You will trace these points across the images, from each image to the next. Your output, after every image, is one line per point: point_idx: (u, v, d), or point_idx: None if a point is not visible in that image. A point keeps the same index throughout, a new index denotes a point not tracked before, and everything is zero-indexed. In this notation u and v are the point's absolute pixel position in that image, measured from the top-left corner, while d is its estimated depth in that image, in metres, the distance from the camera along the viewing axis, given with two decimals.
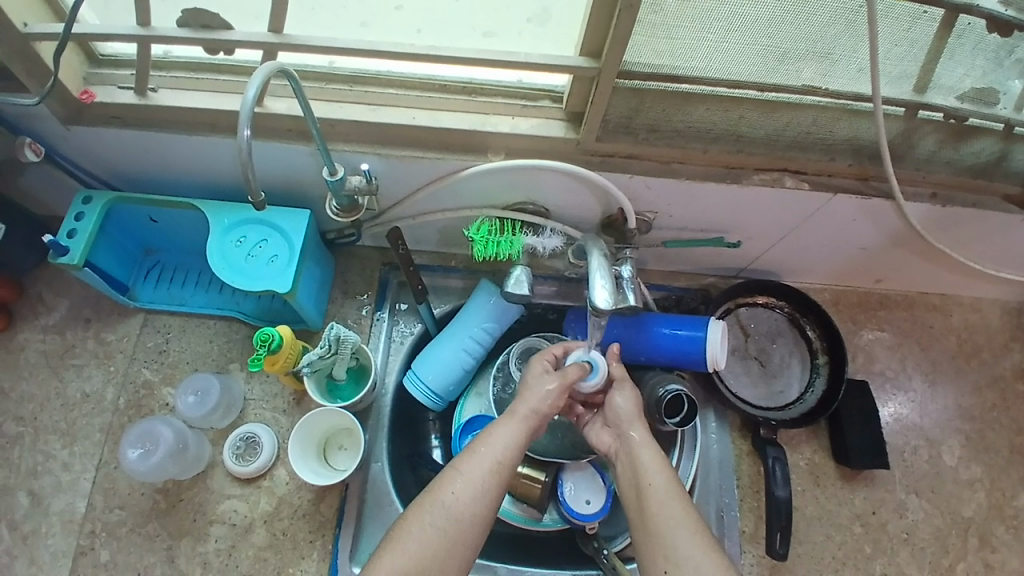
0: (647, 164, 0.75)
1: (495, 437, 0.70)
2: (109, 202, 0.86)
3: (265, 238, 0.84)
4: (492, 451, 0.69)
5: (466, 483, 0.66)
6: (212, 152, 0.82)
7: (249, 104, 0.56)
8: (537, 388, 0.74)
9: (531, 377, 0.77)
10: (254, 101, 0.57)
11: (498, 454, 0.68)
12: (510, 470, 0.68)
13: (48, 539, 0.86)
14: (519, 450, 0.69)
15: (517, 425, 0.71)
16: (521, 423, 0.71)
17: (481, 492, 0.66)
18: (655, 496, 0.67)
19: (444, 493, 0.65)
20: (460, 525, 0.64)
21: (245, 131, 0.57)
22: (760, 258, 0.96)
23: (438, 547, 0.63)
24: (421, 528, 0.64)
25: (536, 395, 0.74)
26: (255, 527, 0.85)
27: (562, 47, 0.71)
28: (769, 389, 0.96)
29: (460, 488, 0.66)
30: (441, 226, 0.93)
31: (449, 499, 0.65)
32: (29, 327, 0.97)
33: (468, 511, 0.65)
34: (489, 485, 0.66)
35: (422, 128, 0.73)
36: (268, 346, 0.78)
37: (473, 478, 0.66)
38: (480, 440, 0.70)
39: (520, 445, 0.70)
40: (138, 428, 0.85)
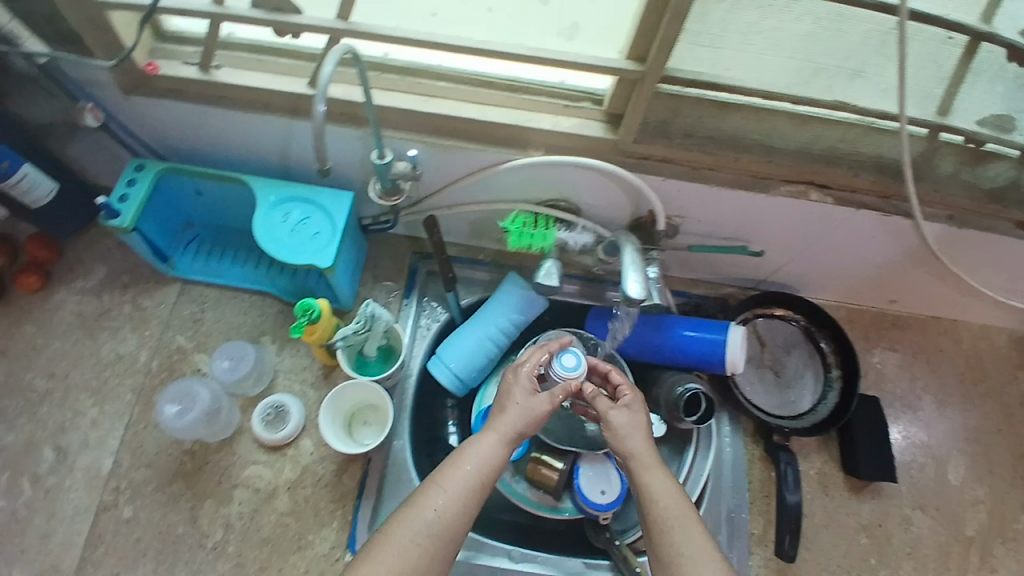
0: (680, 169, 0.78)
1: (475, 452, 0.72)
2: (161, 170, 0.90)
3: (309, 215, 0.88)
4: (473, 467, 0.70)
5: (448, 498, 0.68)
6: (264, 131, 0.86)
7: (324, 83, 0.60)
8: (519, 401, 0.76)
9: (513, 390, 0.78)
10: (328, 80, 0.61)
11: (479, 470, 0.70)
12: (491, 485, 0.71)
13: (72, 493, 0.89)
14: (501, 464, 0.71)
15: (496, 438, 0.73)
16: (504, 438, 0.73)
17: (461, 507, 0.68)
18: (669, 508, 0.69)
19: (426, 508, 0.67)
20: (440, 540, 0.66)
21: (318, 107, 0.61)
22: (778, 270, 1.00)
23: (416, 561, 0.65)
24: (401, 540, 0.66)
25: (517, 413, 0.75)
26: (278, 492, 0.88)
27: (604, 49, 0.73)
28: (782, 398, 1.00)
29: (442, 505, 0.67)
30: (475, 218, 0.97)
31: (430, 515, 0.67)
32: (66, 289, 1.00)
33: (449, 525, 0.67)
34: (469, 501, 0.69)
35: (469, 120, 0.77)
36: (308, 315, 0.82)
37: (455, 494, 0.68)
38: (463, 456, 0.71)
39: (501, 457, 0.72)
40: (176, 387, 0.90)
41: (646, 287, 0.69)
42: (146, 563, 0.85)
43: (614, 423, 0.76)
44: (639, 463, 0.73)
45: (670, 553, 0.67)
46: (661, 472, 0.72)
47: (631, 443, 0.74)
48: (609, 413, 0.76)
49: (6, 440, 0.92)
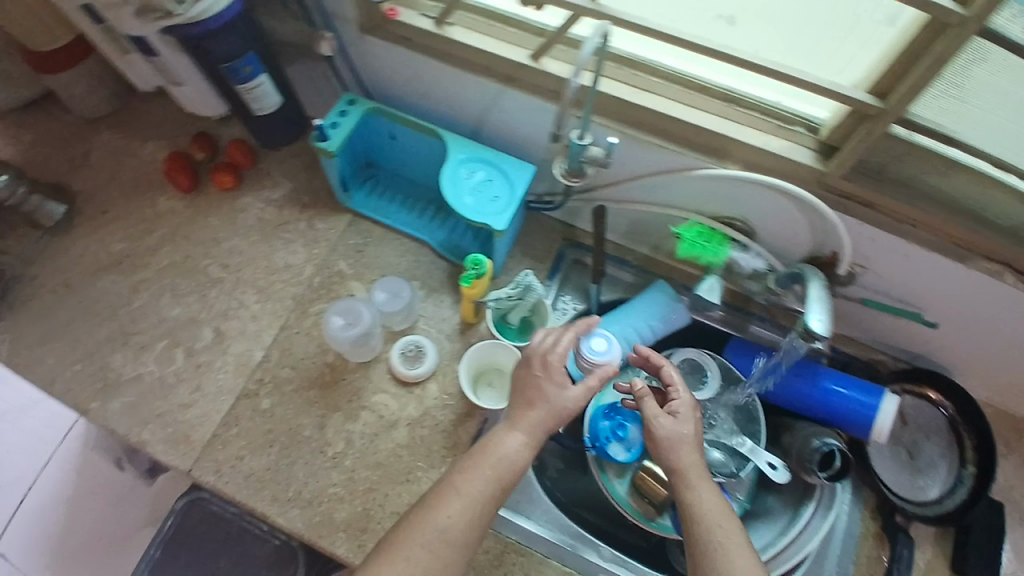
0: (879, 216, 0.77)
1: (493, 451, 0.75)
2: (369, 109, 0.97)
3: (491, 178, 0.93)
4: (486, 466, 0.74)
5: (461, 504, 0.71)
6: (475, 92, 0.91)
7: (582, 61, 0.67)
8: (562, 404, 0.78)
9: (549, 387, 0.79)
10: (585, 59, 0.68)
11: (497, 475, 0.73)
12: (507, 486, 0.74)
13: (219, 374, 0.97)
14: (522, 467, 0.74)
15: (521, 438, 0.76)
16: (527, 446, 0.76)
17: (472, 513, 0.71)
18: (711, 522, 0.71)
19: (440, 515, 0.70)
20: (452, 547, 0.69)
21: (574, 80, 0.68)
22: (936, 349, 0.96)
23: (428, 566, 0.68)
24: (413, 547, 0.68)
25: (545, 412, 0.77)
26: (399, 425, 0.93)
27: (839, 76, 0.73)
28: (910, 481, 0.96)
29: (456, 513, 0.70)
30: (639, 218, 0.98)
31: (443, 522, 0.70)
32: (253, 195, 1.10)
33: (460, 534, 0.70)
34: (481, 505, 0.71)
35: (677, 120, 0.79)
36: (477, 270, 0.88)
37: (470, 501, 0.71)
38: (479, 457, 0.74)
39: (523, 462, 0.75)
40: (343, 303, 0.95)
41: (830, 325, 0.70)
42: (271, 453, 0.91)
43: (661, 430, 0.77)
44: (683, 479, 0.74)
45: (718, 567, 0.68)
46: (707, 490, 0.73)
47: (675, 457, 0.75)
48: (656, 419, 0.77)
49: (174, 312, 1.01)
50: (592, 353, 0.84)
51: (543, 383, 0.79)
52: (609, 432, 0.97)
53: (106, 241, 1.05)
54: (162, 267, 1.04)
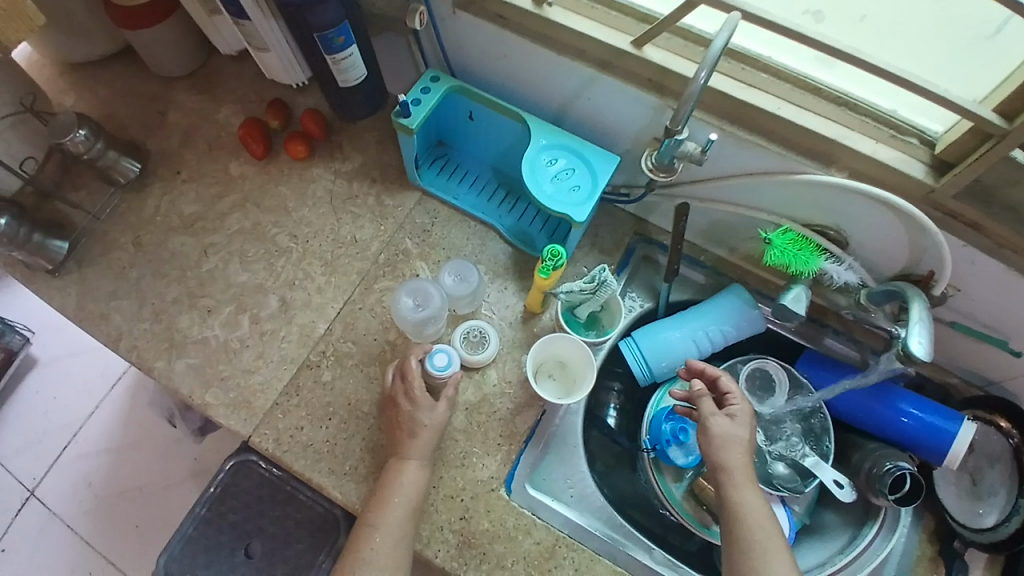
0: (983, 239, 0.74)
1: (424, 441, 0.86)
2: (452, 87, 0.95)
3: (573, 168, 0.91)
4: (411, 452, 0.86)
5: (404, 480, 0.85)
6: (566, 77, 0.89)
7: (715, 53, 0.65)
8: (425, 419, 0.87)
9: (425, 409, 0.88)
10: (716, 52, 0.65)
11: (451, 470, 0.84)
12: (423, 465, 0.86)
13: (282, 342, 0.97)
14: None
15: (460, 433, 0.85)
16: (421, 468, 0.86)
17: (394, 535, 0.82)
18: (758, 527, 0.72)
19: (367, 549, 0.82)
20: (413, 512, 0.84)
21: (702, 75, 0.66)
22: (1015, 379, 0.93)
23: None
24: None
25: (428, 430, 0.87)
26: (458, 409, 0.92)
27: (963, 87, 0.71)
28: (969, 507, 0.94)
29: (378, 541, 0.82)
30: (718, 219, 0.95)
31: (372, 552, 0.81)
32: (323, 166, 1.09)
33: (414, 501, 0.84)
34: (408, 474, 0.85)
35: (783, 120, 0.76)
36: (555, 260, 0.85)
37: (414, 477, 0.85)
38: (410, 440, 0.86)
39: (422, 480, 0.86)
40: (412, 284, 0.96)
41: (930, 348, 0.70)
42: (330, 426, 0.92)
43: (717, 427, 0.77)
44: (730, 479, 0.75)
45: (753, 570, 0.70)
46: (752, 492, 0.74)
47: (724, 456, 0.76)
48: (712, 417, 0.78)
49: (240, 278, 1.01)
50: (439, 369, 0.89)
51: (408, 412, 0.88)
52: (671, 434, 0.96)
53: (177, 202, 1.05)
54: (232, 233, 1.04)
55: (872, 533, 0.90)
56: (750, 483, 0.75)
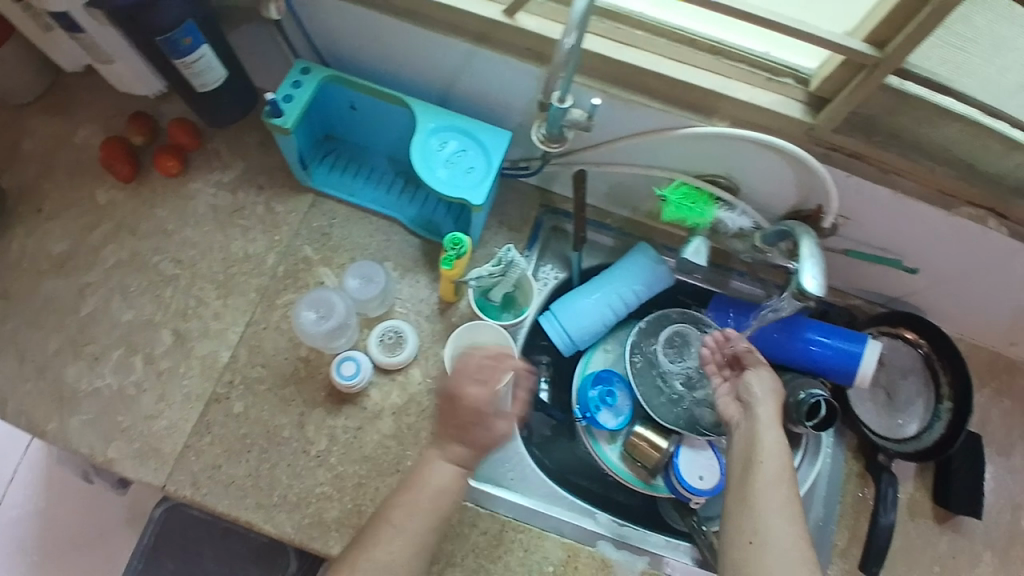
0: (868, 168, 0.75)
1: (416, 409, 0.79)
2: (327, 77, 0.89)
3: (465, 149, 0.87)
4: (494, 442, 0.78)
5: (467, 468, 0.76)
6: (444, 53, 0.84)
7: (577, 19, 0.62)
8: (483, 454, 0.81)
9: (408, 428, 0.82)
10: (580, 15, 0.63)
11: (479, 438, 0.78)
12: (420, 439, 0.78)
13: (184, 380, 0.92)
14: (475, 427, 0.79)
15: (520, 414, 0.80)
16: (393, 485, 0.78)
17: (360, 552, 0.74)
18: (769, 463, 0.73)
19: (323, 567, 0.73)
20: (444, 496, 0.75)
21: (570, 40, 0.64)
22: (914, 293, 0.97)
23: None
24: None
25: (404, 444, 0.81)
26: (384, 415, 0.90)
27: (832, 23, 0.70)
28: (889, 421, 0.99)
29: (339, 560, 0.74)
30: (619, 180, 0.95)
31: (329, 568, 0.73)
32: (202, 179, 1.01)
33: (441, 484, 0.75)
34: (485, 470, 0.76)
35: (666, 78, 0.75)
36: (457, 250, 0.83)
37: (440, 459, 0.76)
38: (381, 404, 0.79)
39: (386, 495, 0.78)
40: (312, 295, 0.92)
41: (825, 283, 0.68)
42: (250, 458, 0.88)
43: (756, 380, 0.82)
44: (759, 421, 0.78)
45: (756, 503, 0.70)
46: (772, 432, 0.76)
47: (760, 402, 0.80)
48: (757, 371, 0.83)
49: (127, 316, 0.94)
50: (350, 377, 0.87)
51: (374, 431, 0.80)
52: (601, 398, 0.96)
53: (45, 243, 0.97)
54: (111, 267, 0.96)
55: (798, 462, 0.95)
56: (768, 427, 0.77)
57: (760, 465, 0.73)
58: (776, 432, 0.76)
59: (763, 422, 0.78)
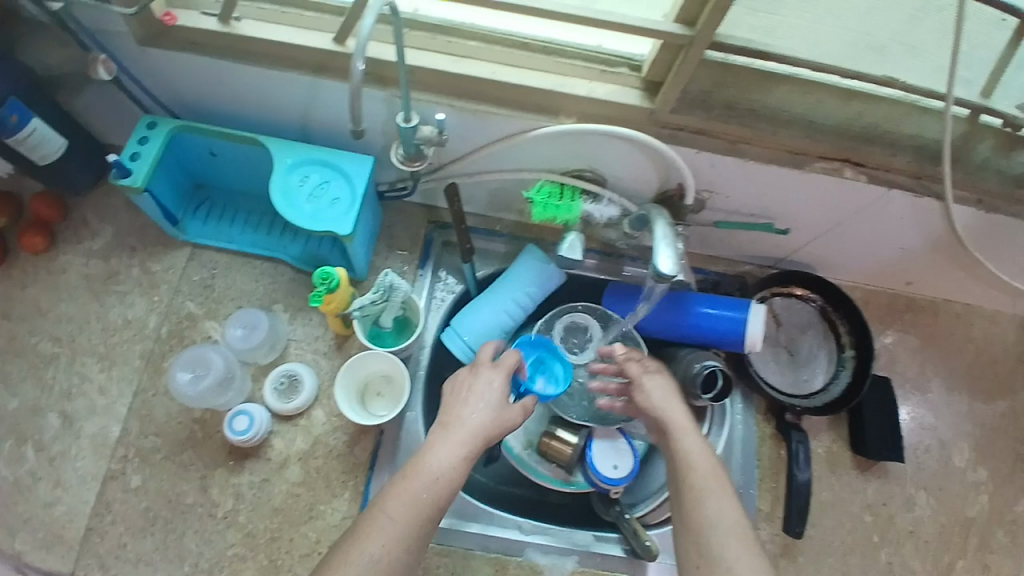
0: (714, 141, 0.76)
1: (473, 411, 0.73)
2: (176, 128, 0.86)
3: (328, 180, 0.85)
4: (468, 425, 0.72)
5: (448, 455, 0.69)
6: (286, 88, 0.81)
7: (365, 36, 0.56)
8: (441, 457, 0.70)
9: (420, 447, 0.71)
10: (368, 34, 0.57)
11: (475, 426, 0.72)
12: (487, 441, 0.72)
13: (77, 462, 0.88)
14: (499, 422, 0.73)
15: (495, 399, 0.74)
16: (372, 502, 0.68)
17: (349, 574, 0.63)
18: (698, 480, 0.70)
19: None
20: (442, 493, 0.68)
21: (359, 65, 0.57)
22: (799, 251, 0.99)
23: None
24: None
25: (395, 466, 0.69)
26: (290, 463, 0.88)
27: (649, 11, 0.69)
28: (795, 377, 1.01)
29: None
30: (495, 186, 0.95)
31: None
32: (72, 251, 0.97)
33: (448, 480, 0.68)
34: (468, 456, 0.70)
35: (505, 84, 0.75)
36: (327, 284, 0.79)
37: (454, 450, 0.70)
38: (457, 409, 0.73)
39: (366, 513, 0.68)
40: (189, 353, 0.89)
41: (679, 263, 0.70)
42: (155, 532, 0.85)
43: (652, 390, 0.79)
44: (676, 427, 0.76)
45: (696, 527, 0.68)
46: (691, 438, 0.74)
47: (667, 409, 0.77)
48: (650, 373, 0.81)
49: (9, 406, 0.90)
50: (239, 433, 0.84)
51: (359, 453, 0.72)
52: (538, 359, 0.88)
53: None
54: None
55: (706, 431, 0.97)
56: (685, 433, 0.75)
57: (686, 482, 0.71)
58: (695, 439, 0.74)
59: (681, 428, 0.75)
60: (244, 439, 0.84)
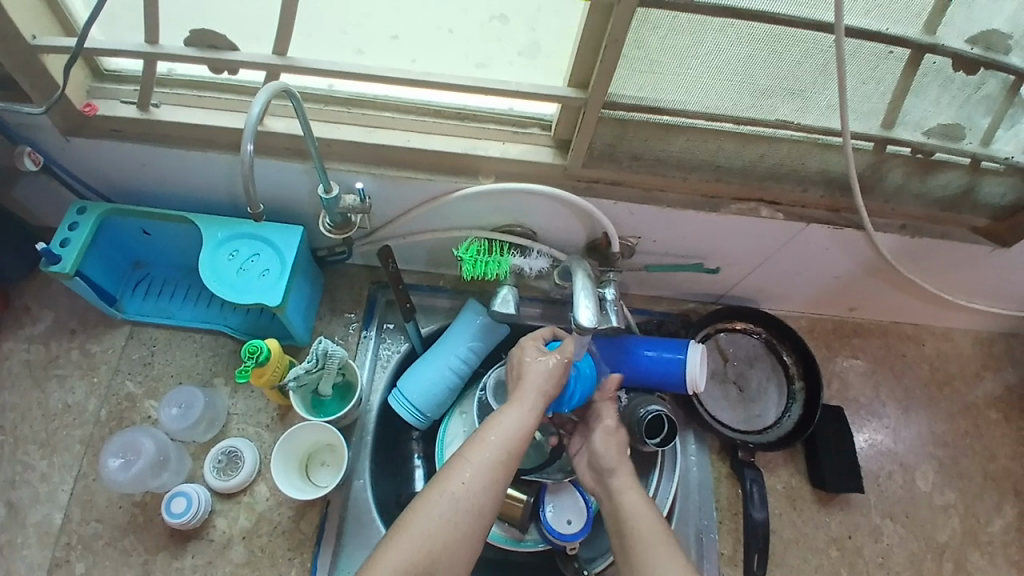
0: (630, 190, 0.80)
1: (505, 425, 0.70)
2: (104, 213, 0.86)
3: (257, 252, 0.85)
4: (500, 440, 0.69)
5: (478, 476, 0.66)
6: (212, 169, 0.83)
7: (253, 121, 0.59)
8: (463, 470, 0.67)
9: (453, 462, 0.68)
10: (258, 119, 0.60)
11: (505, 442, 0.69)
12: (518, 458, 0.69)
13: (21, 552, 0.85)
14: (531, 436, 0.70)
15: (526, 411, 0.72)
16: (415, 516, 0.64)
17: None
18: (639, 532, 0.70)
19: None
20: (471, 516, 0.65)
21: (248, 146, 0.59)
22: (737, 286, 1.01)
23: None
24: None
25: (441, 490, 0.65)
26: (234, 542, 0.86)
27: (550, 79, 0.77)
28: (747, 413, 1.01)
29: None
30: (431, 246, 0.96)
31: None
32: (13, 337, 0.96)
33: (476, 505, 0.65)
34: (498, 476, 0.67)
35: (416, 150, 0.77)
36: (255, 358, 0.80)
37: (482, 468, 0.67)
38: (490, 427, 0.70)
39: (408, 521, 0.64)
40: (119, 438, 0.88)
41: (597, 313, 0.73)
42: None
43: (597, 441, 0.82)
44: (619, 477, 0.78)
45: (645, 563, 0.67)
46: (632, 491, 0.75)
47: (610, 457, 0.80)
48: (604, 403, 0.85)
49: None
50: (177, 518, 0.83)
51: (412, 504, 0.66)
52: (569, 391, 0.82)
53: None
54: None
55: (656, 485, 0.93)
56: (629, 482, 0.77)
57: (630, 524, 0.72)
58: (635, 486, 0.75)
59: (620, 483, 0.77)
60: (179, 523, 0.83)
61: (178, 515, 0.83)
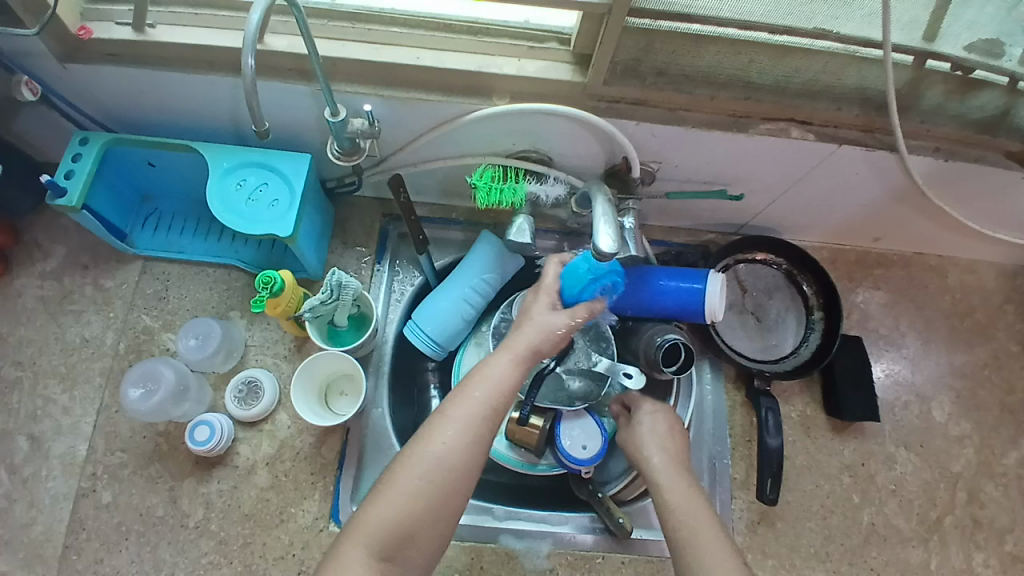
0: (653, 111, 0.75)
1: (489, 380, 0.68)
2: (107, 142, 0.83)
3: (264, 182, 0.83)
4: (485, 394, 0.67)
5: (460, 431, 0.65)
6: (215, 93, 0.79)
7: (252, 32, 0.55)
8: (445, 427, 0.65)
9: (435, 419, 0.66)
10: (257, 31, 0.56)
11: (490, 399, 0.67)
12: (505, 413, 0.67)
13: (48, 482, 0.87)
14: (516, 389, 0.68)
15: (507, 363, 0.69)
16: (398, 475, 0.64)
17: (394, 531, 0.62)
18: None
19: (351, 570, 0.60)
20: (456, 472, 0.64)
21: (249, 62, 0.56)
22: (760, 214, 0.98)
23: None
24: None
25: (422, 449, 0.64)
26: (258, 468, 0.87)
27: None
28: (764, 342, 0.99)
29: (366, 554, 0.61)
30: (443, 176, 0.93)
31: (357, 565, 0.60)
32: (26, 273, 0.96)
33: (462, 459, 0.64)
34: (481, 431, 0.65)
35: (426, 68, 0.73)
36: (269, 288, 0.79)
37: (464, 424, 0.65)
38: (472, 381, 0.68)
39: (392, 478, 0.64)
40: (140, 368, 0.89)
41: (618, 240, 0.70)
42: (128, 546, 0.84)
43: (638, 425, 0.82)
44: None
45: None
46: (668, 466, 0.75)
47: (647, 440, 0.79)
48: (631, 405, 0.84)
49: None
50: (201, 444, 0.84)
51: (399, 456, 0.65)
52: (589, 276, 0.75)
53: None
54: None
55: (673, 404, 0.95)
56: None
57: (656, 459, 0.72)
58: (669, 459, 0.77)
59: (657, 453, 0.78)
60: (205, 448, 0.84)
61: (202, 443, 0.84)
